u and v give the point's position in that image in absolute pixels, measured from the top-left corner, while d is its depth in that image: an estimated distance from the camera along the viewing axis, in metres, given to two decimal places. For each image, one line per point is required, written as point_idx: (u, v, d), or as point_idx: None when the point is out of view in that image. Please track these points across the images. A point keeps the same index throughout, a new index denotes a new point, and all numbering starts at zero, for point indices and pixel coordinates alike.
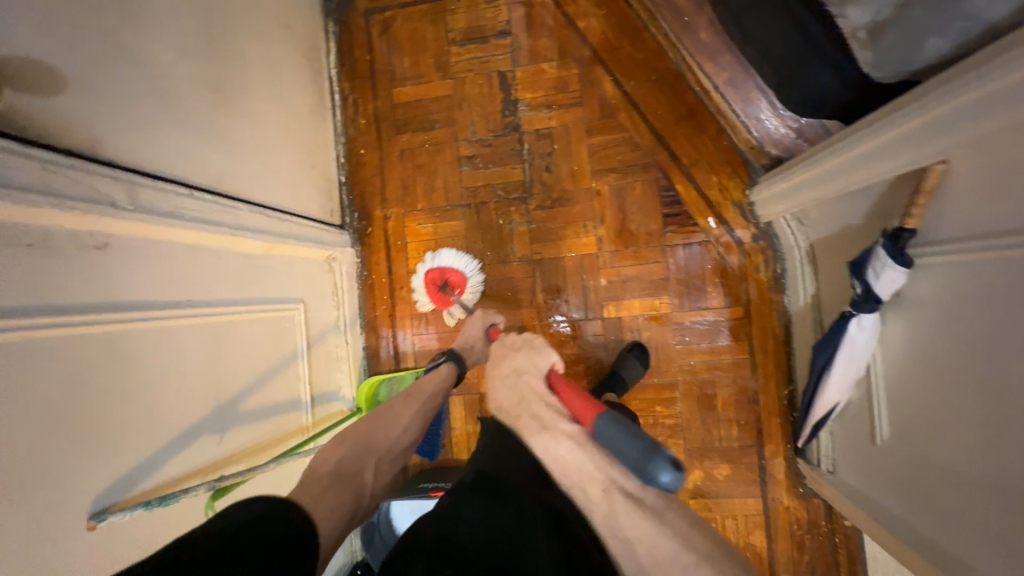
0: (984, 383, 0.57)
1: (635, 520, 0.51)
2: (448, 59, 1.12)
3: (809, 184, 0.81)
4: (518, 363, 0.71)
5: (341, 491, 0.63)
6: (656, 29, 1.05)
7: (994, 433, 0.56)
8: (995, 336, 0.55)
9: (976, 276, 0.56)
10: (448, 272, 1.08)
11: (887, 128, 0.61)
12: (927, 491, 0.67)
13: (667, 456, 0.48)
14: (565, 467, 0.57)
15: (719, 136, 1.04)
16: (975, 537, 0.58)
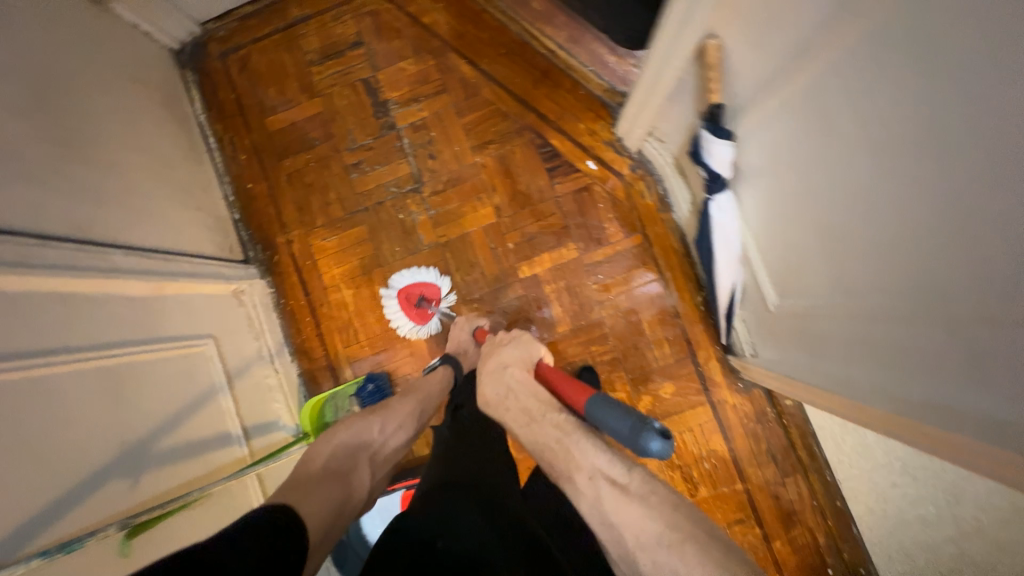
0: (818, 217, 0.63)
1: (621, 505, 0.54)
2: (312, 79, 1.17)
3: (645, 106, 0.89)
4: (504, 356, 0.79)
5: (334, 483, 0.68)
6: (493, 10, 1.14)
7: (838, 256, 0.62)
8: (808, 172, 0.62)
9: (777, 126, 0.63)
10: (419, 287, 1.08)
11: (670, 24, 0.69)
12: (817, 335, 0.73)
13: (659, 428, 0.59)
14: (557, 455, 0.62)
15: (576, 87, 1.12)
16: (864, 355, 0.64)
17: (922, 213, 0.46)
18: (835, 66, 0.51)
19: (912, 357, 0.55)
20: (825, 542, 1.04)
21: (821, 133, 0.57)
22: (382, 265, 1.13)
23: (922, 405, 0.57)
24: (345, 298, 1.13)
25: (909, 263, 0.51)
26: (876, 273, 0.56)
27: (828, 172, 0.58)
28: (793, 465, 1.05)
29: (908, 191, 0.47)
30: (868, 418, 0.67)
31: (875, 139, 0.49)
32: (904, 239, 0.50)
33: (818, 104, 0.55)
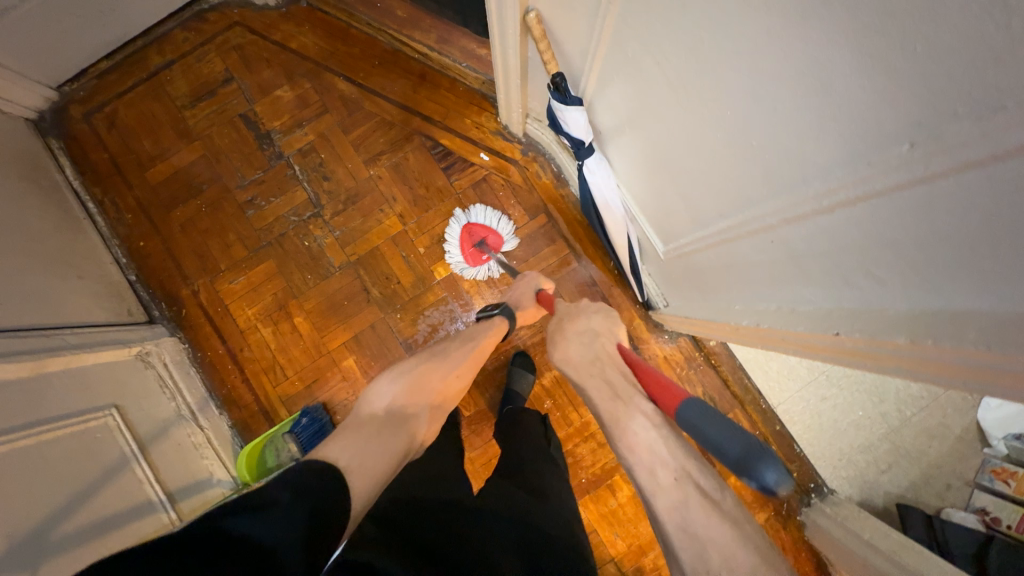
0: (668, 160, 0.68)
1: (708, 518, 0.49)
2: (187, 123, 1.13)
3: (509, 89, 0.92)
4: (590, 324, 0.78)
5: (392, 433, 0.66)
6: (358, 23, 1.14)
7: (692, 193, 0.67)
8: (648, 120, 0.66)
9: (614, 84, 0.68)
10: (481, 230, 1.08)
11: (491, 11, 0.72)
12: (702, 271, 0.77)
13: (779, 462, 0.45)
14: (635, 446, 0.57)
15: (455, 85, 1.13)
16: (738, 278, 0.68)
17: (736, 128, 0.50)
18: (631, 18, 0.55)
19: (772, 266, 0.59)
20: None
21: (644, 81, 0.61)
22: (297, 295, 1.11)
23: (787, 311, 0.61)
24: (265, 337, 1.10)
25: (739, 181, 0.55)
26: (721, 199, 0.61)
27: (660, 116, 0.63)
28: (731, 402, 1.10)
29: (717, 112, 0.51)
30: (745, 340, 0.71)
31: (681, 76, 0.53)
32: (728, 160, 0.55)
33: (633, 56, 0.59)
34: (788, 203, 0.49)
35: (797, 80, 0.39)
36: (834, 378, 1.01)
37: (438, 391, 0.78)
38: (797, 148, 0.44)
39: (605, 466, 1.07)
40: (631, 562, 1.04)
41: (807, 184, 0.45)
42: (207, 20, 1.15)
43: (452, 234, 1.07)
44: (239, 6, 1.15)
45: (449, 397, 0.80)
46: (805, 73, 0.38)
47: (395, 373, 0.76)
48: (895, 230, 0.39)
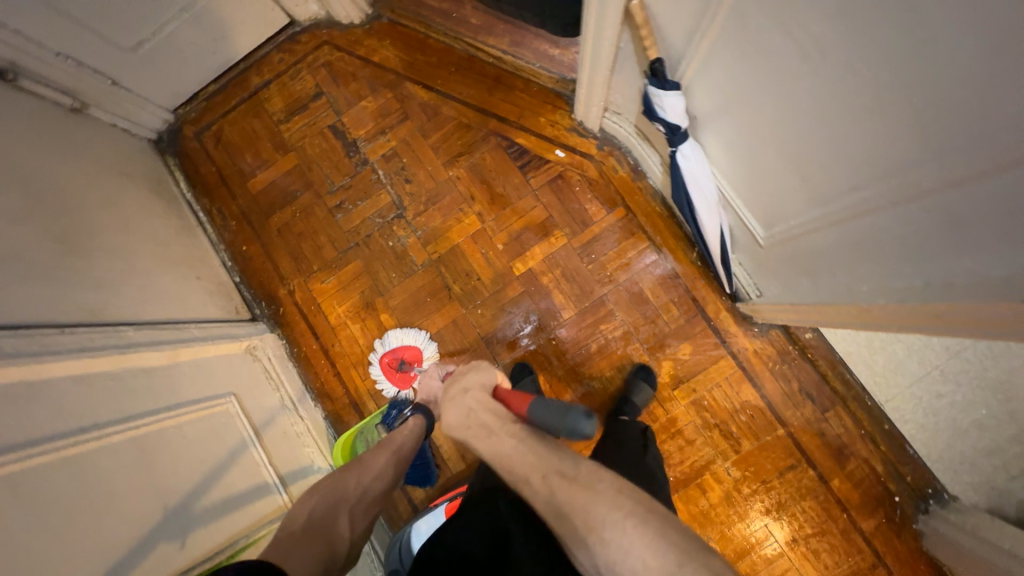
0: (780, 137, 0.66)
1: (573, 494, 0.56)
2: (283, 136, 1.23)
3: (593, 83, 0.93)
4: (462, 381, 0.72)
5: (313, 548, 0.63)
6: (434, 33, 1.20)
7: (808, 169, 0.65)
8: (759, 97, 0.65)
9: (720, 64, 0.67)
10: (401, 350, 1.12)
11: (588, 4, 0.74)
12: (816, 252, 0.73)
13: (585, 408, 0.57)
14: (509, 463, 0.61)
15: (529, 85, 1.16)
16: (864, 255, 0.64)
17: (878, 89, 0.48)
18: None
19: (908, 240, 0.56)
20: (885, 469, 1.01)
21: (761, 56, 0.60)
22: (382, 293, 1.16)
23: (927, 288, 0.57)
24: (354, 333, 1.16)
25: (876, 149, 0.53)
26: (849, 171, 0.58)
27: (776, 91, 0.61)
28: (831, 397, 1.03)
29: (857, 75, 0.49)
30: (874, 321, 0.66)
31: (810, 44, 0.52)
32: (866, 129, 0.52)
33: (750, 30, 0.58)
34: (943, 165, 0.46)
35: (976, 24, 0.36)
36: (950, 374, 0.93)
37: (360, 496, 0.75)
38: (965, 101, 0.41)
39: (694, 464, 1.04)
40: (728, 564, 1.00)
41: (966, 144, 0.43)
42: (299, 42, 1.25)
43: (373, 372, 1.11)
44: (328, 26, 1.24)
45: (375, 498, 0.76)
46: (983, 29, 0.36)
47: (306, 492, 0.75)
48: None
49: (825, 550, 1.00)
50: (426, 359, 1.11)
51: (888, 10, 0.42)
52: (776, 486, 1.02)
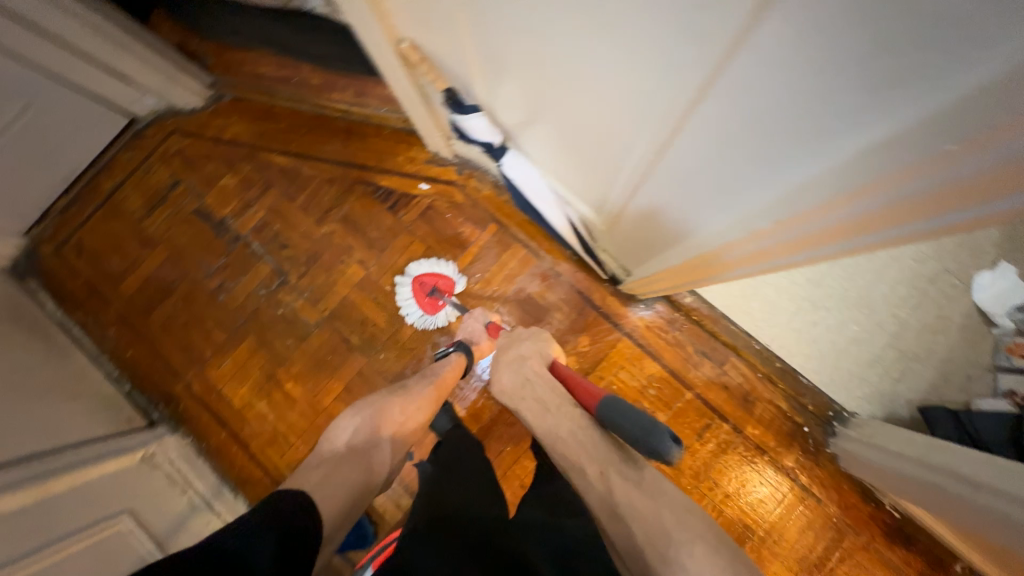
0: (566, 113, 0.63)
1: (631, 497, 0.63)
2: (148, 232, 1.21)
3: (420, 115, 0.96)
4: (522, 349, 0.86)
5: (354, 466, 0.73)
6: (279, 101, 1.23)
7: (602, 138, 0.61)
8: (531, 83, 0.62)
9: (493, 75, 0.68)
10: (434, 278, 1.12)
11: (374, 49, 0.76)
12: (676, 209, 0.62)
13: (672, 433, 0.63)
14: (566, 448, 0.71)
15: (381, 130, 1.20)
16: (693, 206, 0.58)
17: (596, 71, 0.48)
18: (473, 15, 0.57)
19: (727, 172, 0.47)
20: (788, 405, 1.06)
21: (514, 63, 0.61)
22: (283, 363, 1.14)
23: (790, 211, 0.44)
24: (262, 410, 1.12)
25: (625, 107, 0.50)
26: (625, 132, 0.55)
27: (537, 75, 0.59)
28: (724, 351, 1.08)
29: (565, 37, 0.47)
30: (780, 255, 0.53)
31: (532, 44, 0.54)
32: (606, 89, 0.50)
33: (489, 37, 0.59)
34: (689, 88, 0.40)
35: None
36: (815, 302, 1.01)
37: (400, 426, 0.82)
38: (646, 24, 0.37)
39: None
40: None
41: (688, 62, 0.37)
42: (146, 136, 1.25)
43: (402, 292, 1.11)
44: (171, 116, 1.25)
45: (413, 428, 0.84)
46: None
47: (352, 412, 0.82)
48: (790, 50, 0.30)
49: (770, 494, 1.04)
50: (458, 285, 1.12)
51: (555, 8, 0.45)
52: (700, 449, 1.06)
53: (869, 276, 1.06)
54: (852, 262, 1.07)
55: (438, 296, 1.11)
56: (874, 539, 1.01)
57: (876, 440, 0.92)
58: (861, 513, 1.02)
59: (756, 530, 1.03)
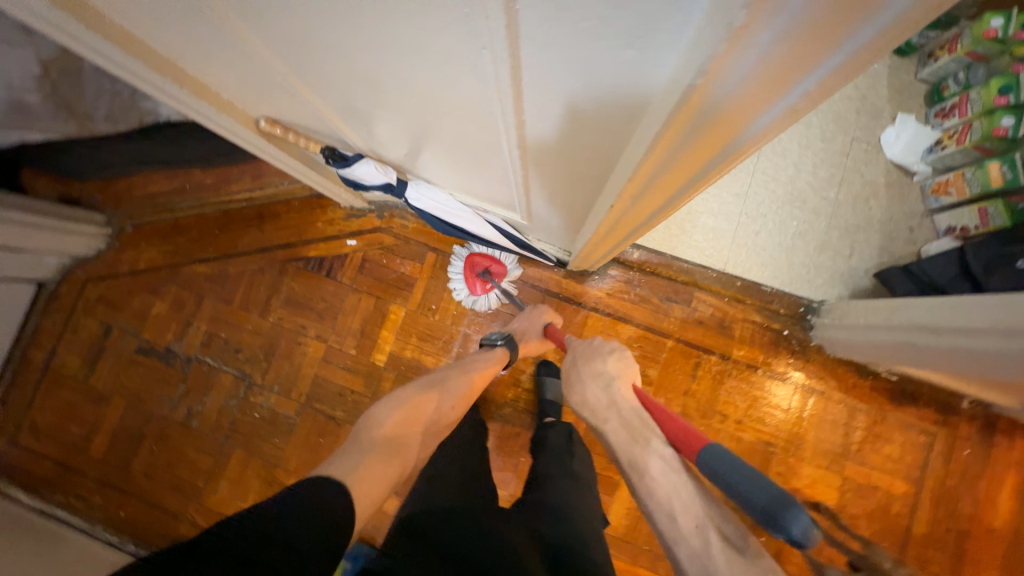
0: (422, 101, 0.54)
1: (736, 568, 0.46)
2: (98, 387, 1.16)
3: (318, 180, 0.95)
4: (608, 365, 0.70)
5: (395, 458, 0.67)
6: (180, 211, 1.19)
7: (462, 102, 0.50)
8: (380, 96, 0.57)
9: (353, 117, 0.66)
10: (487, 261, 1.10)
11: (240, 137, 0.75)
12: (574, 114, 0.42)
13: (810, 515, 0.42)
14: (656, 491, 0.53)
15: (290, 203, 1.18)
16: (594, 135, 0.44)
17: (424, 78, 0.47)
18: (306, 73, 0.56)
19: (600, 65, 0.33)
20: (762, 316, 1.07)
21: (364, 99, 0.59)
22: (277, 464, 1.11)
23: (721, 24, 0.25)
24: None
25: (463, 66, 0.42)
26: (478, 89, 0.45)
27: (377, 81, 0.52)
28: (687, 290, 1.09)
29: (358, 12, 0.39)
30: (733, 128, 0.33)
31: (368, 78, 0.53)
32: (432, 50, 0.41)
33: (327, 81, 0.57)
34: None
35: None
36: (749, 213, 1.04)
37: (433, 420, 0.77)
38: None
39: None
40: None
41: None
42: (60, 295, 1.20)
43: (453, 268, 1.09)
44: (80, 267, 1.20)
45: (442, 423, 0.80)
46: None
47: (393, 402, 0.75)
48: None
49: (777, 403, 1.06)
50: (509, 272, 1.09)
51: (364, 40, 0.44)
52: (698, 388, 1.07)
53: (791, 171, 1.09)
54: (771, 163, 1.10)
55: (488, 279, 1.09)
56: (884, 408, 1.04)
57: (852, 320, 0.94)
58: (863, 390, 1.05)
59: (777, 443, 1.05)
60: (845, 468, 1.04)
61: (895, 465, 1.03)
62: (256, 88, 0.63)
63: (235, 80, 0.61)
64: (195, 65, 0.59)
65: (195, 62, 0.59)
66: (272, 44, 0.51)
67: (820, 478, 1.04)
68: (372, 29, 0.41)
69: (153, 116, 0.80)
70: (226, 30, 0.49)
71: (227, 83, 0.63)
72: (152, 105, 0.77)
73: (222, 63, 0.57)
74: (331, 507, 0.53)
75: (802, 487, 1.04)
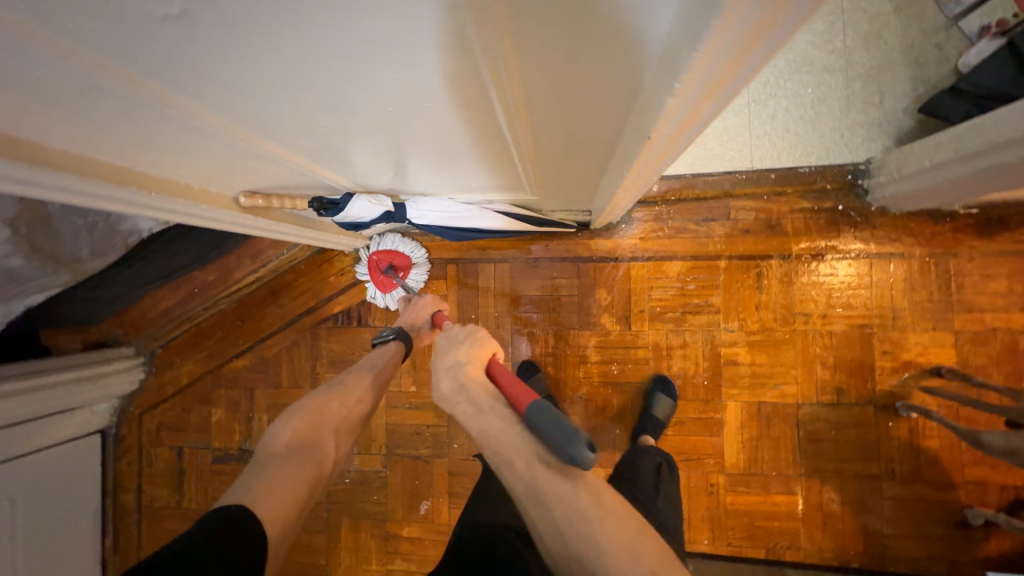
0: (397, 107, 0.47)
1: (553, 486, 0.50)
2: (193, 507, 1.18)
3: (315, 235, 0.90)
4: (459, 355, 0.62)
5: (306, 466, 0.64)
6: (198, 316, 1.18)
7: (440, 87, 0.43)
8: (352, 123, 0.51)
9: (329, 155, 0.61)
10: (392, 256, 1.07)
11: (229, 224, 0.71)
12: (579, 35, 0.34)
13: (592, 441, 0.48)
14: (496, 450, 0.53)
15: (296, 268, 1.15)
16: (601, 53, 0.36)
17: (394, 81, 0.41)
18: (270, 128, 0.51)
19: None
20: (809, 200, 0.99)
21: (335, 134, 0.54)
22: (386, 517, 1.13)
23: None
24: (403, 568, 1.11)
25: (433, 41, 0.35)
26: (458, 61, 0.38)
27: (345, 107, 0.47)
28: (720, 204, 1.01)
29: (302, 32, 0.33)
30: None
31: (335, 108, 0.47)
32: (394, 36, 0.34)
33: (292, 127, 0.51)
34: None
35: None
36: None
37: (342, 417, 0.73)
38: None
39: (704, 355, 1.01)
40: (816, 388, 0.99)
41: None
42: (124, 436, 1.21)
43: (360, 265, 1.07)
44: (131, 403, 1.21)
45: (356, 418, 0.75)
46: None
47: (290, 411, 0.70)
48: None
49: (855, 284, 0.98)
50: (415, 261, 1.07)
51: (321, 67, 0.38)
52: (767, 298, 1.00)
53: None
54: None
55: (392, 274, 1.06)
56: (974, 246, 0.95)
57: (912, 167, 0.84)
58: (946, 235, 0.96)
59: (871, 323, 0.98)
60: (952, 322, 0.96)
61: (1007, 299, 0.94)
62: (225, 163, 0.58)
63: (204, 163, 0.57)
64: (160, 164, 0.56)
65: (158, 161, 0.55)
66: (225, 109, 0.45)
67: (928, 342, 0.96)
68: (320, 50, 0.36)
69: (135, 234, 0.76)
70: (170, 115, 0.44)
71: (195, 169, 0.59)
72: (130, 224, 0.74)
73: (184, 149, 0.53)
74: (238, 532, 0.53)
75: (913, 358, 0.96)
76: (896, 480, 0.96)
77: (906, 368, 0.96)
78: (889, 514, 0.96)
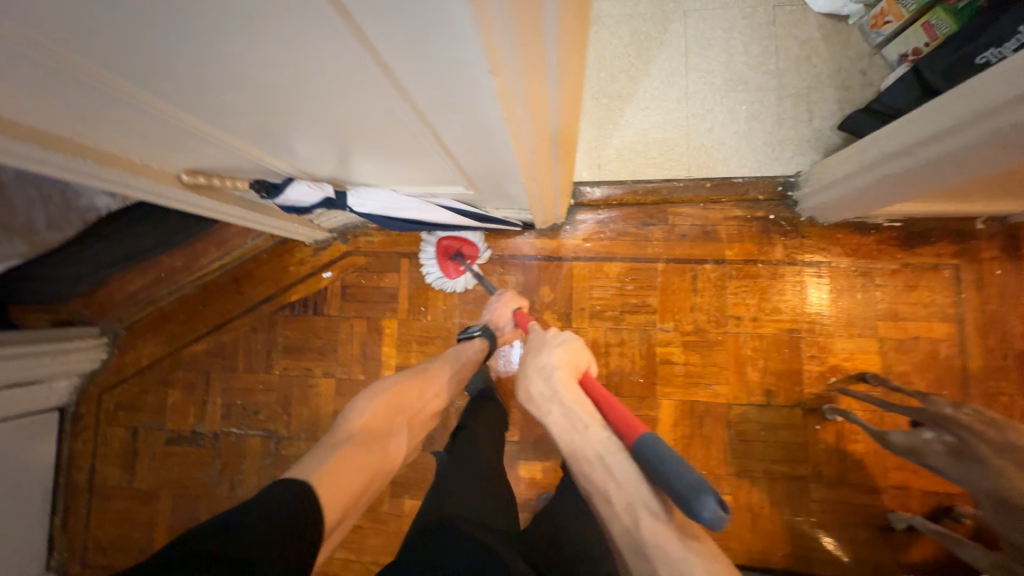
0: (304, 111, 0.55)
1: (659, 539, 0.50)
2: (143, 487, 1.20)
3: (271, 220, 0.97)
4: (551, 358, 0.69)
5: (375, 452, 0.68)
6: (163, 300, 1.22)
7: (331, 95, 0.50)
8: (270, 119, 0.58)
9: (264, 147, 0.68)
10: (461, 242, 1.07)
11: (178, 200, 0.78)
12: (425, 60, 0.42)
13: (718, 495, 0.46)
14: (595, 479, 0.56)
15: (259, 257, 1.20)
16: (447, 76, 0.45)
17: (288, 86, 0.48)
18: (198, 123, 0.58)
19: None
20: (743, 209, 1.04)
21: (260, 128, 0.61)
22: None
23: None
24: (343, 557, 1.12)
25: (304, 58, 0.42)
26: (333, 75, 0.45)
27: (259, 108, 0.54)
28: (659, 209, 1.07)
29: (192, 48, 0.40)
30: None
31: (251, 107, 0.54)
32: (271, 52, 0.41)
33: (220, 122, 0.59)
34: None
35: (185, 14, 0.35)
36: None
37: (415, 410, 0.79)
38: None
39: (641, 353, 1.05)
40: (746, 389, 1.02)
41: None
42: (83, 414, 1.24)
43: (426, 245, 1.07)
44: (92, 382, 1.24)
45: (427, 412, 0.82)
46: None
47: (372, 393, 0.77)
48: None
49: (785, 290, 1.02)
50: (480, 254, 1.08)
51: (219, 72, 0.45)
52: (702, 301, 1.04)
53: (722, 57, 1.06)
54: (699, 57, 1.06)
55: (460, 261, 1.08)
56: (897, 257, 0.99)
57: (825, 180, 0.90)
58: (871, 246, 1.00)
59: (799, 328, 1.01)
60: (877, 329, 0.99)
61: (928, 309, 0.98)
62: (166, 146, 0.65)
63: (145, 146, 0.64)
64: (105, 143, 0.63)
65: (102, 141, 0.62)
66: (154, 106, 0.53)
67: (855, 347, 1.00)
68: (217, 61, 0.43)
69: (92, 211, 0.82)
70: (104, 103, 0.52)
71: (139, 150, 0.66)
72: (87, 200, 0.80)
73: (124, 133, 0.60)
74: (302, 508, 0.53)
75: (840, 362, 1.00)
76: (823, 483, 0.98)
77: (833, 372, 1.00)
78: (817, 516, 0.97)
